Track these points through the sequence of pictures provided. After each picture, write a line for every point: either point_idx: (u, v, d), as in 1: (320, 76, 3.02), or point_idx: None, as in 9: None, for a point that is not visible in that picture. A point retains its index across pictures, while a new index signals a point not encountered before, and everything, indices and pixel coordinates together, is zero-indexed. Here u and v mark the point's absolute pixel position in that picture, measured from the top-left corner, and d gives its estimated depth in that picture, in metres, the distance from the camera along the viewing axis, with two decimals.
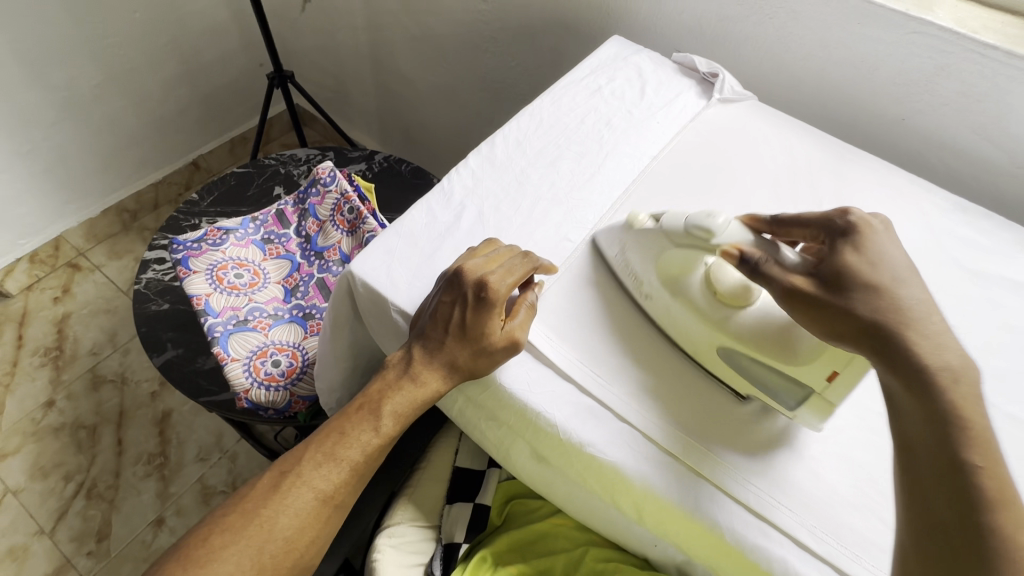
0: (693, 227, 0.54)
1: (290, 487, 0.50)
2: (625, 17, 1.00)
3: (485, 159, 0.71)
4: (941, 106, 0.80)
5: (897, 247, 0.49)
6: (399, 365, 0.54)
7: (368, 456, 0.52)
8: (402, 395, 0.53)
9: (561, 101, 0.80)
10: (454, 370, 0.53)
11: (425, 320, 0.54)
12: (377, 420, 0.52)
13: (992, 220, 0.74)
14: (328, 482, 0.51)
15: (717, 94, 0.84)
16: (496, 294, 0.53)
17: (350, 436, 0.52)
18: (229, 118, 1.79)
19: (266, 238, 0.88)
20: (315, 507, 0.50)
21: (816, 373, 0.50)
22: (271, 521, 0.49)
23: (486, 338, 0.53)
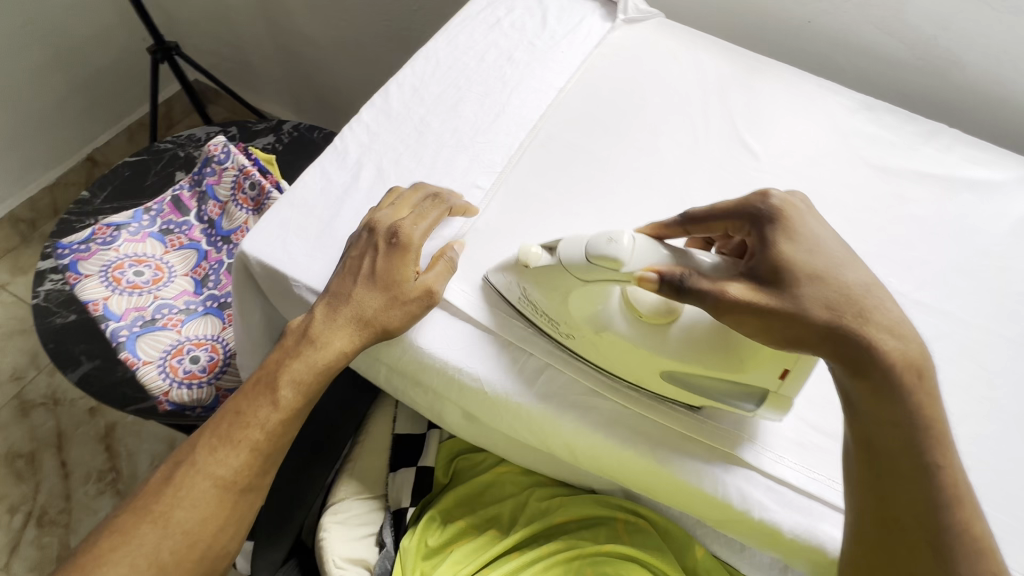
0: (596, 258, 0.45)
1: (186, 476, 0.48)
2: None
3: (380, 112, 0.66)
4: (843, 3, 0.79)
5: (822, 224, 0.46)
6: (298, 332, 0.52)
7: (269, 433, 0.50)
8: (301, 365, 0.50)
9: (457, 39, 0.74)
10: (364, 326, 0.51)
11: (334, 281, 0.52)
12: (275, 393, 0.50)
13: (895, 114, 0.75)
14: (228, 464, 0.48)
15: (621, 15, 0.80)
16: (403, 237, 0.52)
17: (248, 415, 0.50)
18: (122, 104, 1.63)
19: (165, 229, 0.81)
20: (215, 494, 0.48)
21: (765, 374, 0.45)
22: (168, 514, 0.47)
23: (397, 283, 0.51)
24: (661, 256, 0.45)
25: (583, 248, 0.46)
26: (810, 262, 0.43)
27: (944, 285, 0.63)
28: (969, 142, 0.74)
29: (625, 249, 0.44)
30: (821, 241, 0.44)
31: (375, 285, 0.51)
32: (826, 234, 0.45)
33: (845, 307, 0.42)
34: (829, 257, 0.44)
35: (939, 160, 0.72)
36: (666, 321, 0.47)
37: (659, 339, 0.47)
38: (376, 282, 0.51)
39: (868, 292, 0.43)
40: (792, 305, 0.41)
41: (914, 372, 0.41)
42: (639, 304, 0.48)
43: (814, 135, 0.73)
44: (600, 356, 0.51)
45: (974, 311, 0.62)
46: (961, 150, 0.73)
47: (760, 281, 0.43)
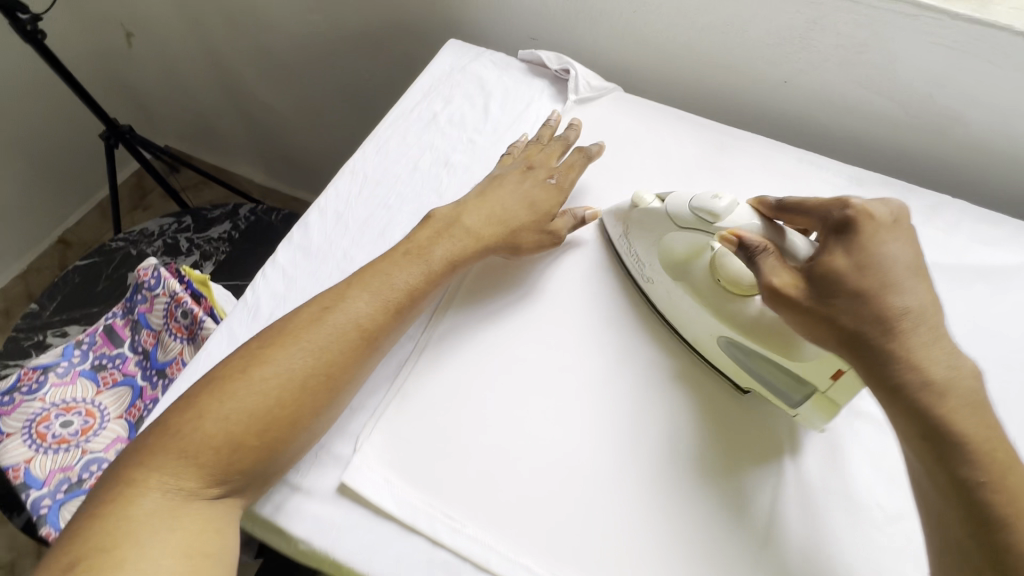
0: (698, 210, 0.53)
1: (330, 316, 0.52)
2: (468, 9, 0.86)
3: (298, 249, 0.59)
4: (823, 62, 0.69)
5: (897, 244, 0.46)
6: (443, 220, 0.59)
7: (368, 327, 0.52)
8: (403, 273, 0.55)
9: (387, 145, 0.67)
10: (500, 232, 0.59)
11: (433, 229, 0.59)
12: (425, 261, 0.56)
13: (890, 188, 0.66)
14: (324, 351, 0.50)
15: (572, 95, 0.72)
16: (549, 194, 0.62)
17: (348, 306, 0.53)
18: (89, 182, 1.59)
19: (97, 364, 0.75)
20: (353, 339, 0.51)
21: (817, 371, 0.47)
22: (303, 345, 0.50)
23: (545, 210, 0.61)
24: (754, 226, 0.51)
25: (689, 204, 0.53)
26: (858, 279, 0.44)
27: None
28: (975, 217, 0.65)
29: (722, 209, 0.51)
30: (882, 262, 0.45)
31: (530, 210, 0.61)
32: (904, 259, 0.45)
33: (848, 298, 0.44)
34: (885, 277, 0.44)
35: (942, 243, 0.63)
36: (744, 294, 0.52)
37: (729, 302, 0.52)
38: (520, 203, 0.61)
39: (911, 318, 0.43)
40: (828, 310, 0.44)
41: (934, 394, 0.41)
42: (727, 269, 0.52)
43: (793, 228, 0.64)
44: (668, 309, 0.56)
45: None
46: (969, 229, 0.64)
47: (811, 275, 0.46)
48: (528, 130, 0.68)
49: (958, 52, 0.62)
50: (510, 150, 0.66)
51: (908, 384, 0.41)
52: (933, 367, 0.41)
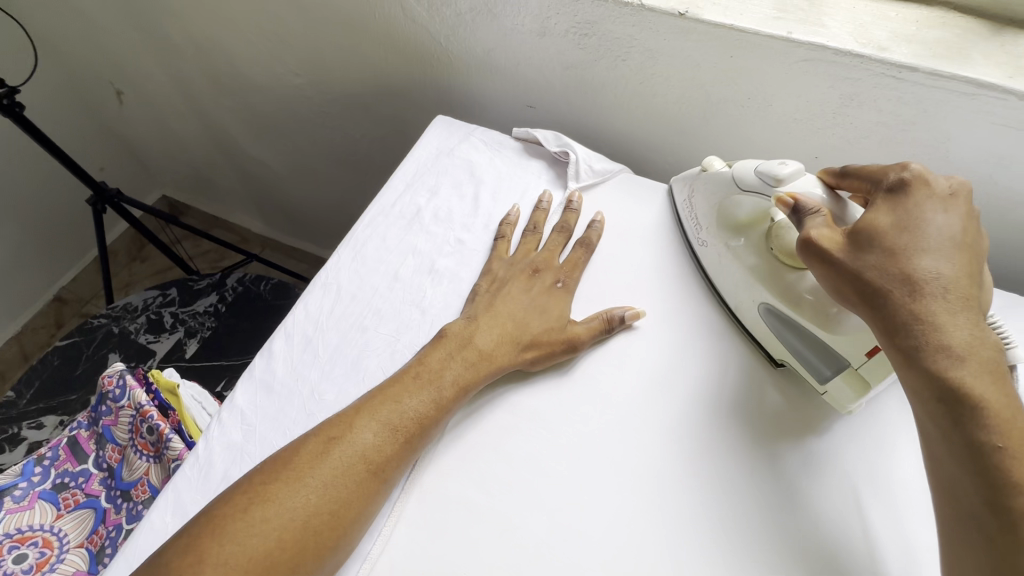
0: (761, 174, 0.51)
1: (338, 451, 0.45)
2: (458, 76, 0.79)
3: (260, 386, 0.52)
4: (861, 139, 0.60)
5: (945, 216, 0.43)
6: (459, 336, 0.52)
7: (379, 462, 0.45)
8: (415, 393, 0.48)
9: (365, 251, 0.60)
10: (524, 351, 0.52)
11: (444, 343, 0.52)
12: (438, 386, 0.49)
13: None
14: (329, 492, 0.43)
15: (573, 181, 0.64)
16: (558, 305, 0.55)
17: (354, 436, 0.46)
18: (84, 238, 1.55)
19: (59, 483, 0.69)
20: (362, 478, 0.44)
21: (854, 347, 0.47)
22: (310, 486, 0.43)
23: (559, 319, 0.54)
24: (817, 195, 0.49)
25: (755, 169, 0.52)
26: (895, 239, 0.42)
27: None
28: None
29: (790, 167, 0.49)
30: (923, 227, 0.43)
31: (535, 310, 0.54)
32: (949, 230, 0.43)
33: (880, 254, 0.42)
34: (922, 238, 0.42)
35: None
36: (796, 267, 0.51)
37: (776, 275, 0.51)
38: (531, 310, 0.54)
39: (940, 283, 0.40)
40: (853, 262, 0.43)
41: (950, 356, 0.38)
42: (782, 237, 0.51)
43: None
44: (715, 272, 0.57)
45: None
46: None
47: (851, 233, 0.44)
48: (516, 215, 0.61)
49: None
50: (503, 232, 0.60)
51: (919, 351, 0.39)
52: (951, 329, 0.39)
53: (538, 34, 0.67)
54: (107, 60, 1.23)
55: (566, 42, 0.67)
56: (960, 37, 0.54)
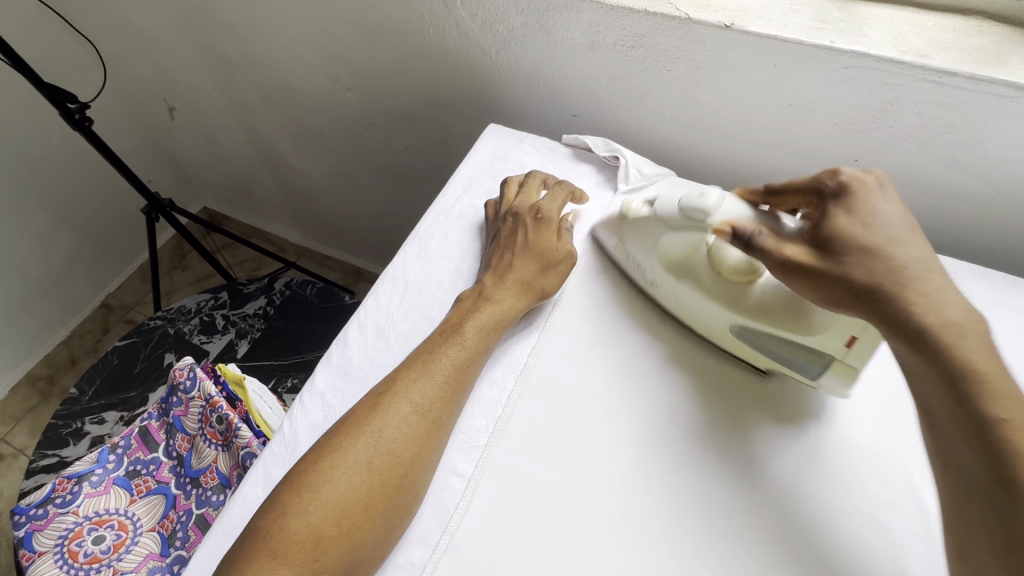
0: (687, 211, 0.53)
1: (389, 401, 0.49)
2: (505, 87, 0.84)
3: (338, 371, 0.55)
4: (900, 142, 0.63)
5: (890, 204, 0.47)
6: (472, 295, 0.57)
7: (426, 406, 0.49)
8: (455, 349, 0.53)
9: (427, 248, 0.64)
10: (527, 293, 0.57)
11: (472, 309, 0.56)
12: (464, 337, 0.53)
13: (987, 284, 0.59)
14: (395, 438, 0.47)
15: (623, 184, 0.67)
16: (541, 233, 0.60)
17: (407, 390, 0.50)
18: (131, 247, 1.62)
19: (131, 470, 0.73)
20: (415, 420, 0.48)
21: (833, 340, 0.49)
22: (373, 432, 0.47)
23: (548, 257, 0.59)
24: (747, 214, 0.51)
25: (678, 205, 0.54)
26: (864, 235, 0.45)
27: None
28: None
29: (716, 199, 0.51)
30: (880, 220, 0.46)
31: (531, 251, 0.59)
32: (895, 216, 0.46)
33: (857, 255, 0.44)
34: (885, 231, 0.45)
35: None
36: (749, 281, 0.52)
37: (732, 292, 0.53)
38: (531, 258, 0.59)
39: (918, 268, 0.43)
40: (836, 268, 0.45)
41: (954, 334, 0.40)
42: (722, 261, 0.53)
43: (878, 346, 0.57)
44: (676, 305, 0.58)
45: None
46: None
47: (816, 240, 0.47)
48: (519, 207, 0.62)
49: None
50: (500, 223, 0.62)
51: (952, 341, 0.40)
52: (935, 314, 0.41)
53: (587, 48, 0.72)
54: (163, 78, 1.31)
55: (613, 55, 0.71)
56: (998, 44, 0.57)
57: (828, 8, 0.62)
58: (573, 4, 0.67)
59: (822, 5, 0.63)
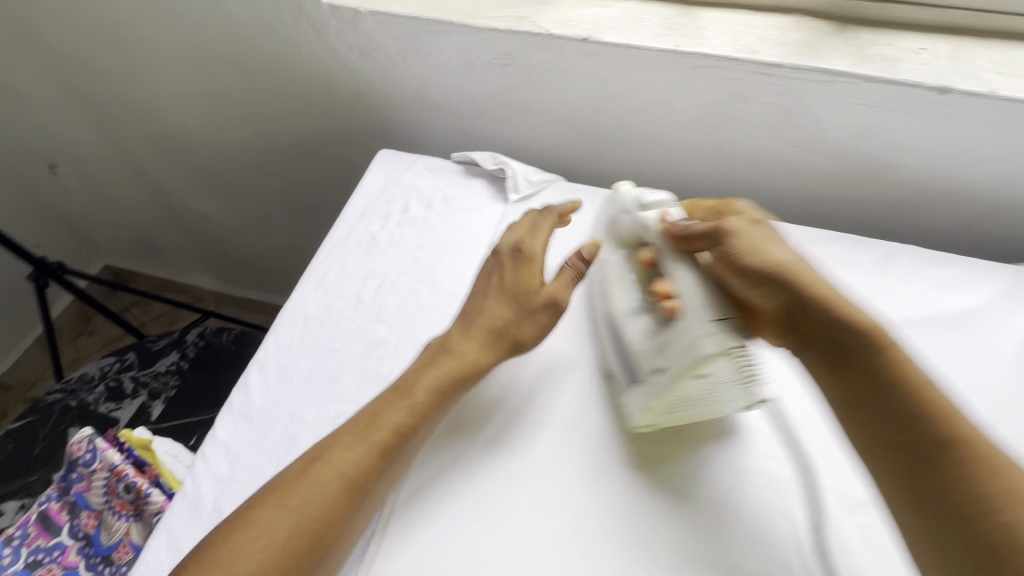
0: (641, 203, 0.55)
1: (318, 471, 0.46)
2: (395, 111, 0.85)
3: (240, 419, 0.54)
4: (752, 129, 0.70)
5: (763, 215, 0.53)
6: (434, 346, 0.55)
7: (355, 476, 0.47)
8: (391, 408, 0.50)
9: (326, 280, 0.63)
10: (495, 343, 0.54)
11: (420, 362, 0.54)
12: (412, 398, 0.51)
13: (842, 246, 0.67)
14: (306, 514, 0.45)
15: (512, 195, 0.70)
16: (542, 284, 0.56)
17: (330, 458, 0.47)
18: (23, 319, 1.49)
19: (31, 562, 0.66)
20: (340, 492, 0.46)
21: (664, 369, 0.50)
22: (294, 504, 0.45)
23: (526, 302, 0.55)
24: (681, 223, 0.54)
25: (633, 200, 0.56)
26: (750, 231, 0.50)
27: None
28: (926, 261, 0.65)
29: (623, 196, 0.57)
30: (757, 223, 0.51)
31: (507, 296, 0.55)
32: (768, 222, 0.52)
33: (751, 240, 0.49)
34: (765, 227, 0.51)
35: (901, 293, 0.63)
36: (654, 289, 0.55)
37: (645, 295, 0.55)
38: (503, 294, 0.55)
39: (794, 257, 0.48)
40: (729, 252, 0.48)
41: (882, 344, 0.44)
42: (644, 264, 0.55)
43: None
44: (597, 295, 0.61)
45: None
46: (924, 275, 0.64)
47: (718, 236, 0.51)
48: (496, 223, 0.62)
49: (878, 108, 0.63)
50: (491, 234, 0.61)
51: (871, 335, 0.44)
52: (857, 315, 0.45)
53: (464, 68, 0.75)
54: (37, 135, 1.22)
55: (490, 73, 0.74)
56: (814, 37, 0.65)
57: (673, 16, 0.68)
58: (443, 28, 0.70)
59: (667, 14, 0.69)
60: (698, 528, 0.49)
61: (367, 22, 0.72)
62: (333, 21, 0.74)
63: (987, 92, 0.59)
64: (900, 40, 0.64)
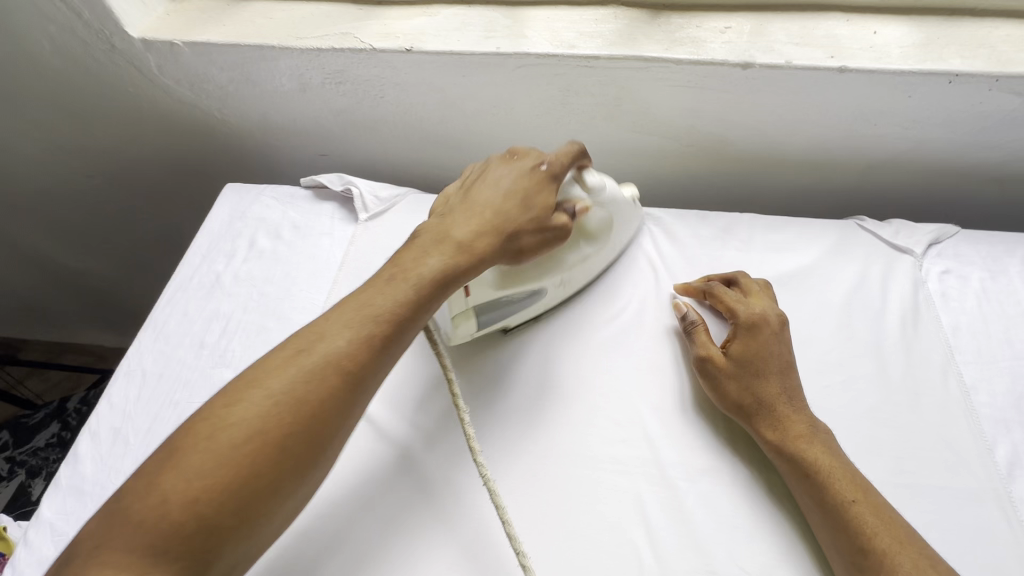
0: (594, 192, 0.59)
1: (262, 389, 0.40)
2: (248, 139, 0.83)
3: (68, 494, 0.50)
4: (591, 120, 0.72)
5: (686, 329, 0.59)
6: (433, 233, 0.50)
7: (312, 399, 0.40)
8: (384, 294, 0.45)
9: (166, 329, 0.60)
10: (462, 254, 0.49)
11: (377, 276, 0.47)
12: (406, 295, 0.46)
13: (686, 221, 0.70)
14: (242, 450, 0.37)
15: (362, 215, 0.69)
16: (533, 185, 0.54)
17: (269, 381, 0.40)
18: None
19: None
20: (292, 419, 0.39)
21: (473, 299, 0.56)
22: (233, 430, 0.38)
23: (527, 205, 0.52)
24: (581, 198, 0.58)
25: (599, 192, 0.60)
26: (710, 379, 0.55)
27: None
28: (763, 225, 0.69)
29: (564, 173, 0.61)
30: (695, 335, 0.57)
31: (511, 197, 0.53)
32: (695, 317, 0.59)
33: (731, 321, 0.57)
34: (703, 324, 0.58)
35: (740, 259, 0.66)
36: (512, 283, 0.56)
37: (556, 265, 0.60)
38: (503, 198, 0.53)
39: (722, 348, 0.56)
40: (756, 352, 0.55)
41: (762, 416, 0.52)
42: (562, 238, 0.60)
43: (605, 296, 0.64)
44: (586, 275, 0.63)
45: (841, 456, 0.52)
46: (760, 240, 0.67)
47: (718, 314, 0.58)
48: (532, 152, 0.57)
49: (697, 88, 0.66)
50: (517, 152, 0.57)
51: (754, 407, 0.52)
52: (738, 389, 0.53)
53: (300, 90, 0.73)
54: None
55: (327, 93, 0.73)
56: (630, 26, 0.67)
57: (496, 18, 0.69)
58: (266, 52, 0.68)
59: (491, 16, 0.69)
60: (550, 518, 0.49)
61: (186, 54, 0.69)
62: (151, 56, 0.71)
63: (785, 64, 0.62)
64: (708, 21, 0.67)
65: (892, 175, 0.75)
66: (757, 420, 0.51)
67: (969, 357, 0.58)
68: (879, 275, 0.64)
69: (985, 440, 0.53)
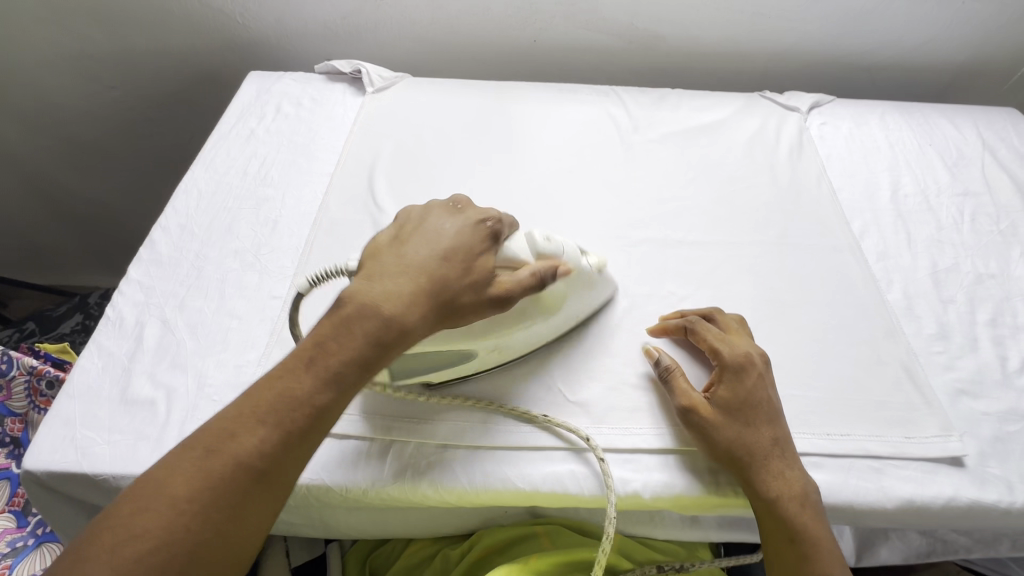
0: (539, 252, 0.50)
1: (162, 497, 0.36)
2: (264, 44, 0.97)
3: (150, 263, 0.63)
4: (552, 19, 0.90)
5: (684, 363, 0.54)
6: (358, 304, 0.43)
7: (215, 505, 0.36)
8: (301, 383, 0.40)
9: (214, 163, 0.74)
10: (390, 325, 0.43)
11: (299, 353, 0.42)
12: (312, 385, 0.40)
13: (629, 92, 0.88)
14: (151, 562, 0.34)
15: (369, 88, 0.84)
16: (476, 242, 0.48)
17: (174, 487, 0.36)
18: None
19: None
20: (193, 528, 0.35)
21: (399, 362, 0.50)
22: (122, 547, 0.34)
23: (463, 268, 0.46)
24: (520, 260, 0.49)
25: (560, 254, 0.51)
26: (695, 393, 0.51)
27: (713, 216, 0.71)
28: (689, 95, 0.88)
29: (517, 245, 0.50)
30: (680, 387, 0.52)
31: (442, 260, 0.46)
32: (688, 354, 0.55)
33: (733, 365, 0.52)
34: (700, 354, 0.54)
35: (670, 115, 0.85)
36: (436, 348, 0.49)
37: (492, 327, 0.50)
38: (435, 255, 0.46)
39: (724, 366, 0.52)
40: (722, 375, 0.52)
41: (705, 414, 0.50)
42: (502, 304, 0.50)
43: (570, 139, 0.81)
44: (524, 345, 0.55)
45: (745, 229, 0.70)
46: (685, 103, 0.87)
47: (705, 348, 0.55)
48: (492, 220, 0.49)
49: None
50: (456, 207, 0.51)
51: (749, 455, 0.49)
52: (729, 433, 0.49)
53: None
54: None
55: None
56: None
57: None
58: None
59: None
60: None
61: None
62: None
63: None
64: None
65: (785, 64, 0.96)
66: (738, 467, 0.49)
67: (836, 173, 0.78)
68: (774, 124, 0.84)
69: (844, 216, 0.72)
